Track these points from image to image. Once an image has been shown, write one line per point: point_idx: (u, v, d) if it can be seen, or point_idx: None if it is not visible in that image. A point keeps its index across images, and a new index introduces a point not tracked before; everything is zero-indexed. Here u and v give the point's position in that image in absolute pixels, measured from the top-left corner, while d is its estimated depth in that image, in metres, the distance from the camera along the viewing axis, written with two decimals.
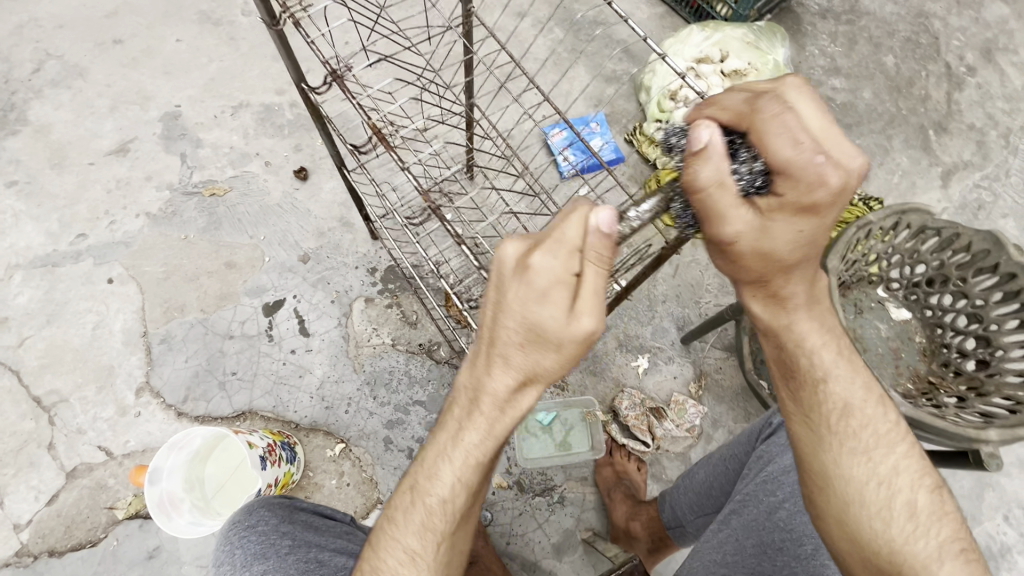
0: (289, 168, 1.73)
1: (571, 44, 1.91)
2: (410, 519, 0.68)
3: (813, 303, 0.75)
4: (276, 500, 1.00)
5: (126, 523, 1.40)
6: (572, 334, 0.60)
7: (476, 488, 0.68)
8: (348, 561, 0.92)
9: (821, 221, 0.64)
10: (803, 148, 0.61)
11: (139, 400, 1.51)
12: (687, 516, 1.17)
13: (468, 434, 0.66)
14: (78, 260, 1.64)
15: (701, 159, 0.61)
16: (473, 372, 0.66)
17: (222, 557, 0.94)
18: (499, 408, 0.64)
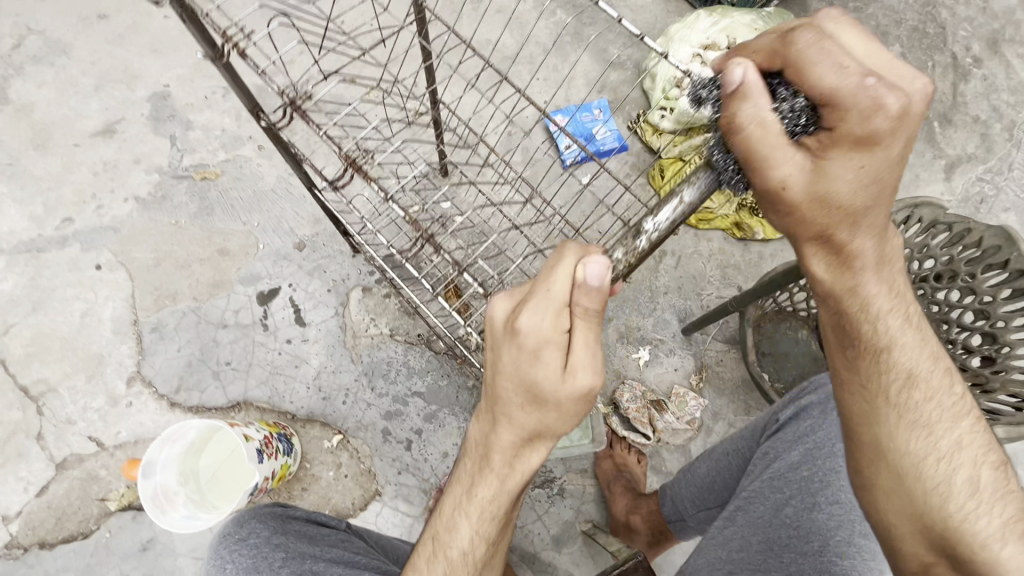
0: (283, 152, 1.67)
1: (574, 27, 1.86)
2: (433, 572, 0.71)
3: (883, 263, 0.69)
4: (267, 511, 0.97)
5: (118, 515, 1.38)
6: (567, 394, 0.64)
7: (494, 538, 0.71)
8: (344, 571, 0.88)
9: (879, 153, 0.59)
10: (851, 81, 0.57)
11: (131, 390, 1.48)
12: (688, 509, 1.12)
13: (481, 488, 0.70)
14: (65, 245, 1.59)
15: (741, 97, 0.59)
16: (484, 430, 0.70)
17: (212, 573, 0.91)
18: (508, 464, 0.68)
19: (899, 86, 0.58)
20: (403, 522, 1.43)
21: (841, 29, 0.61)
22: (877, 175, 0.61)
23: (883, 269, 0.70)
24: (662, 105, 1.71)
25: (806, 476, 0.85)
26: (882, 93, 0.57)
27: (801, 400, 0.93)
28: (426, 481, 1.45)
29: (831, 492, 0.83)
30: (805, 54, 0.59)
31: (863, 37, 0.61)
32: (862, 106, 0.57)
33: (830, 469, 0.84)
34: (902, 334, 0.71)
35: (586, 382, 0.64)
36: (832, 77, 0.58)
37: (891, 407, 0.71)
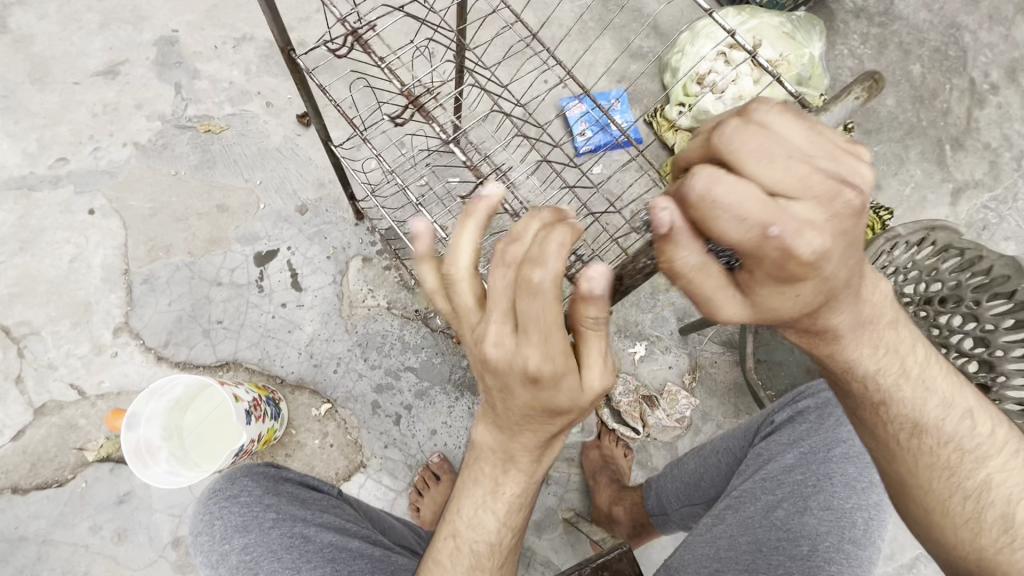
0: (292, 111, 1.63)
1: (599, 14, 1.82)
2: (459, 564, 0.72)
3: (864, 324, 0.65)
4: (260, 471, 1.03)
5: (96, 466, 1.35)
6: (585, 399, 0.59)
7: (519, 526, 0.73)
8: (332, 538, 0.94)
9: (820, 277, 0.54)
10: (752, 229, 0.49)
11: (116, 340, 1.44)
12: (672, 504, 1.09)
13: (508, 486, 0.70)
14: (57, 185, 1.54)
15: (673, 245, 0.52)
16: (500, 436, 0.67)
17: (201, 527, 0.98)
18: (535, 459, 0.68)
19: (810, 188, 0.50)
20: (385, 495, 1.42)
21: (768, 115, 0.51)
22: (830, 282, 0.55)
23: (868, 338, 0.66)
24: (681, 100, 1.69)
25: (799, 479, 0.87)
26: (819, 225, 0.50)
27: (798, 403, 0.95)
28: (412, 457, 1.44)
29: (822, 497, 0.85)
30: (705, 201, 0.49)
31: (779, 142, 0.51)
32: (783, 238, 0.50)
33: (823, 474, 0.86)
34: (909, 388, 0.69)
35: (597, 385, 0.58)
36: (780, 171, 0.50)
37: (896, 391, 0.69)
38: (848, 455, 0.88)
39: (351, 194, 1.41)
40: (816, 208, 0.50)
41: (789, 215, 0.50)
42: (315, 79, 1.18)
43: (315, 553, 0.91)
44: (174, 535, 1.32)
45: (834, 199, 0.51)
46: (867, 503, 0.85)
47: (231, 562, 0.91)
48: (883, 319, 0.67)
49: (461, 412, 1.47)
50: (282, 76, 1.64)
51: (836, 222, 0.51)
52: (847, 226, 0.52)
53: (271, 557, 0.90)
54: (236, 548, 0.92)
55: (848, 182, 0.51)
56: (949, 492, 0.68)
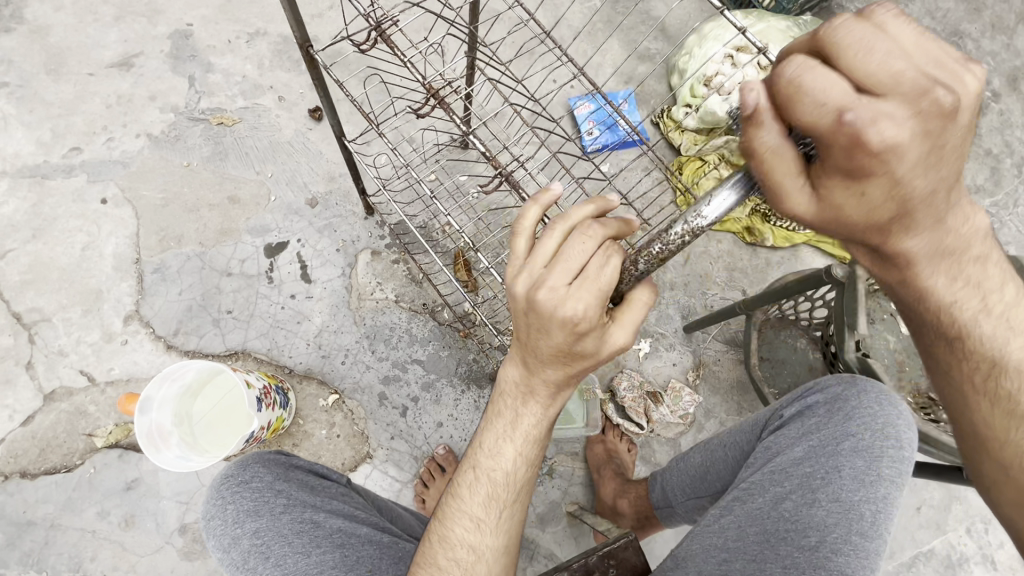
0: (304, 106, 1.64)
1: (608, 15, 1.85)
2: (477, 491, 0.77)
3: (942, 251, 0.61)
4: (270, 458, 1.04)
5: (104, 452, 1.36)
6: (607, 348, 0.66)
7: (534, 459, 0.78)
8: (342, 524, 0.96)
9: (892, 178, 0.49)
10: (829, 112, 0.45)
11: (127, 328, 1.46)
12: (677, 498, 1.11)
13: (525, 418, 0.75)
14: (70, 175, 1.55)
15: (757, 125, 0.48)
16: (523, 369, 0.72)
17: (212, 511, 0.98)
18: (551, 395, 0.73)
19: (905, 85, 0.46)
20: (391, 486, 1.43)
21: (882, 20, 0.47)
22: (905, 190, 0.51)
23: (951, 268, 0.64)
24: (687, 102, 1.71)
25: (807, 471, 0.88)
26: (899, 121, 0.46)
27: (806, 399, 0.97)
28: (417, 449, 1.45)
29: (831, 490, 0.85)
30: (795, 83, 0.46)
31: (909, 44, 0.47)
32: (859, 124, 0.46)
33: (831, 467, 0.87)
34: (989, 330, 0.69)
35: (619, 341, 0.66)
36: (877, 64, 0.46)
37: (975, 326, 0.69)
38: (858, 448, 0.88)
39: (362, 189, 1.43)
40: (904, 109, 0.47)
41: (875, 104, 0.46)
42: (333, 73, 1.20)
43: (325, 539, 0.92)
44: (181, 522, 1.33)
45: (938, 89, 0.47)
46: (876, 496, 0.85)
47: (244, 546, 0.92)
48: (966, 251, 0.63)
49: (467, 405, 1.48)
50: (294, 70, 1.66)
51: (923, 119, 0.47)
52: (958, 112, 0.48)
53: (281, 541, 0.91)
54: (249, 532, 0.93)
55: (945, 85, 0.47)
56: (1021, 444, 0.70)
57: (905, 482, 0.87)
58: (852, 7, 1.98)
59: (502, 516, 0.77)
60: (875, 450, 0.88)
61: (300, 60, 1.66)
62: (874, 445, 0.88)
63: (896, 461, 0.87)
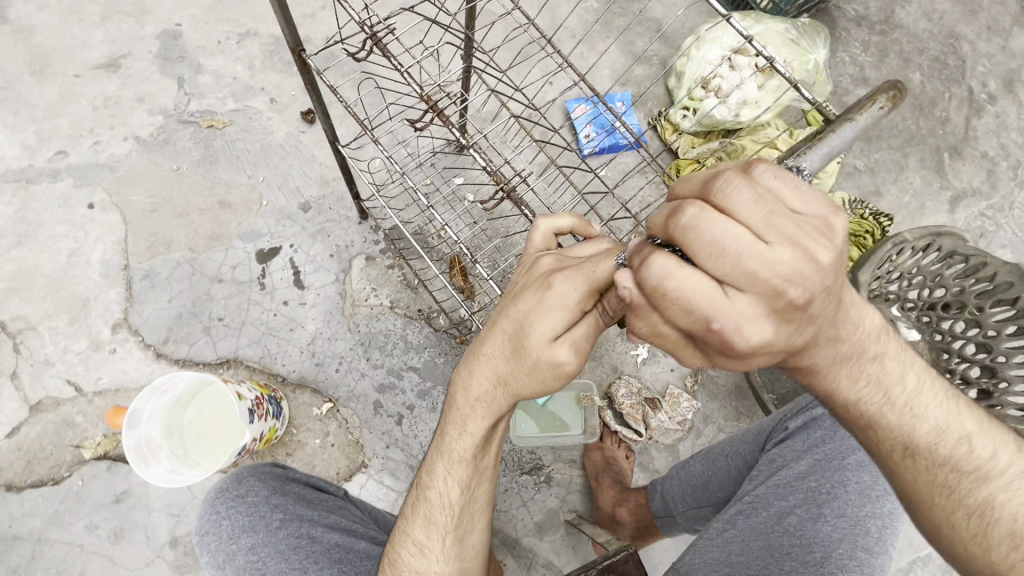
0: (296, 108, 1.61)
1: (604, 17, 1.83)
2: (417, 512, 0.75)
3: (846, 360, 0.58)
4: (266, 471, 1.01)
5: (93, 463, 1.33)
6: (546, 359, 0.61)
7: (468, 482, 0.73)
8: (340, 539, 0.94)
9: (766, 352, 0.50)
10: (695, 317, 0.48)
11: (115, 337, 1.42)
12: (678, 507, 1.09)
13: (452, 429, 0.72)
14: (56, 179, 1.52)
15: (637, 315, 0.53)
16: (462, 368, 0.71)
17: (207, 526, 0.97)
18: (475, 406, 0.69)
19: (777, 267, 0.46)
20: (387, 496, 1.41)
21: (738, 193, 0.47)
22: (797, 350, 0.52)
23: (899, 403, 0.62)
24: (685, 104, 1.69)
25: (813, 486, 0.86)
26: (753, 320, 0.48)
27: (813, 410, 0.93)
28: (413, 458, 1.43)
29: (837, 504, 0.84)
30: (663, 285, 0.48)
31: (767, 217, 0.47)
32: (726, 327, 0.47)
33: (837, 482, 0.86)
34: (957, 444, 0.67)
35: (565, 354, 0.61)
36: (732, 263, 0.47)
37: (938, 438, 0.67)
38: (865, 462, 0.86)
39: (357, 195, 1.41)
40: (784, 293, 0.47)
41: (748, 299, 0.47)
42: (326, 77, 1.17)
43: (322, 554, 0.91)
44: (172, 535, 1.30)
45: (797, 277, 0.47)
46: (882, 511, 0.84)
47: (238, 563, 0.92)
48: (866, 354, 0.59)
49: None
50: (286, 72, 1.63)
51: (779, 314, 0.48)
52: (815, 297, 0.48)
53: (278, 557, 0.90)
54: (244, 548, 0.92)
55: (795, 277, 0.47)
56: (952, 509, 0.60)
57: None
58: (850, 8, 1.97)
59: (440, 541, 0.74)
60: None
61: (292, 62, 1.63)
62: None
63: None
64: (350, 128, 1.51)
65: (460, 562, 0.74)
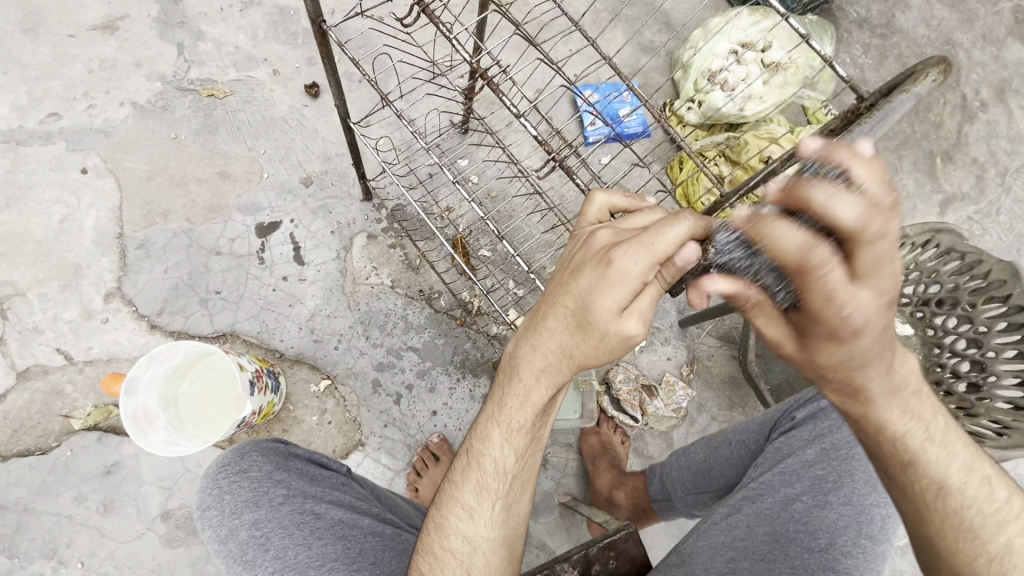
0: (300, 81, 1.58)
1: (613, 5, 1.82)
2: (467, 479, 0.74)
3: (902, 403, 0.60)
4: (269, 446, 1.01)
5: (82, 434, 1.30)
6: (614, 332, 0.62)
7: (525, 450, 0.73)
8: (343, 516, 0.94)
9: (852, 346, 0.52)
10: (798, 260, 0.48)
11: (107, 306, 1.39)
12: (677, 491, 1.11)
13: (509, 400, 0.71)
14: (48, 142, 1.47)
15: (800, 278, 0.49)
16: (521, 341, 0.70)
17: (208, 501, 0.96)
18: (537, 378, 0.69)
19: (883, 279, 0.47)
20: (383, 474, 1.41)
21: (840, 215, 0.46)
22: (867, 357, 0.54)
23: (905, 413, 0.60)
24: (691, 96, 1.69)
25: (820, 474, 0.90)
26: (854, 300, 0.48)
27: (820, 401, 0.98)
28: (411, 437, 1.43)
29: (842, 493, 0.88)
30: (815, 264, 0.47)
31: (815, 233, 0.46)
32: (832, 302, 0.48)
33: (843, 471, 0.90)
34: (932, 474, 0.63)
35: (634, 324, 0.62)
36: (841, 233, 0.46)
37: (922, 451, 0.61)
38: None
39: (362, 173, 1.39)
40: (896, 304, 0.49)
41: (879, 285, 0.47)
42: (344, 49, 1.17)
43: (326, 531, 0.90)
44: (163, 508, 1.28)
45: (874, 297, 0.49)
46: (886, 501, 0.88)
47: (242, 537, 0.90)
48: (909, 388, 0.60)
49: (462, 394, 1.46)
50: (291, 43, 1.59)
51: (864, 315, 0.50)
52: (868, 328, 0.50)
53: (282, 533, 0.89)
54: (246, 523, 0.91)
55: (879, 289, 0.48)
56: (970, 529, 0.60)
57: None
58: (852, 10, 2.00)
59: (488, 507, 0.74)
60: None
61: (297, 33, 1.59)
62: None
63: None
64: (356, 103, 1.49)
65: (507, 529, 0.75)
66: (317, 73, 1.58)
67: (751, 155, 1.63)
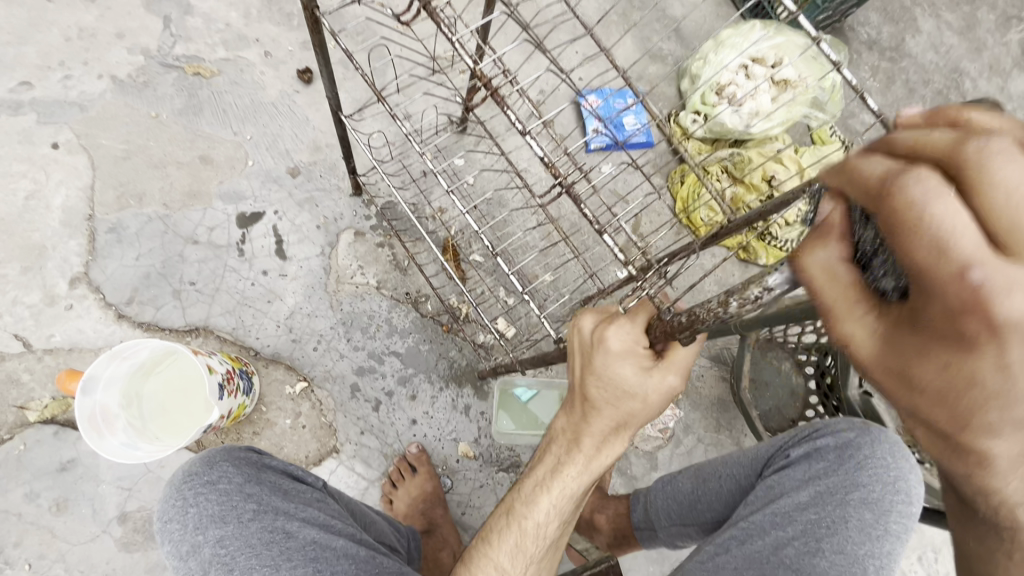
0: (293, 65, 1.50)
1: (623, 9, 1.77)
2: (505, 539, 0.70)
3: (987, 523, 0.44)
4: (240, 456, 0.95)
5: (38, 427, 1.23)
6: (654, 391, 0.64)
7: (568, 516, 0.72)
8: (317, 535, 0.87)
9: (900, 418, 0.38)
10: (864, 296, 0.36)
11: (72, 292, 1.31)
12: (661, 521, 1.08)
13: (568, 469, 0.69)
14: (18, 112, 1.38)
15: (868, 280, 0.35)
16: (578, 413, 0.69)
17: (171, 512, 0.88)
18: (599, 447, 0.68)
19: (930, 364, 0.33)
20: (357, 483, 1.35)
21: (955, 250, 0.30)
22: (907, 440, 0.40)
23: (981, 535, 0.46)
24: (696, 109, 1.64)
25: (812, 518, 0.86)
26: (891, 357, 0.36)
27: (816, 441, 0.95)
28: (388, 446, 1.37)
29: (836, 540, 0.84)
30: (921, 205, 0.30)
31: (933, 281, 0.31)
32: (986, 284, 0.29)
33: (838, 517, 0.86)
34: None
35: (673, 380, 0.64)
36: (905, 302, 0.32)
37: None
38: (867, 500, 0.87)
39: (352, 168, 1.32)
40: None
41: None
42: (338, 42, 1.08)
43: (296, 552, 0.84)
44: (121, 510, 1.21)
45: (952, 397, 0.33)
46: (880, 551, 0.84)
47: (204, 555, 0.84)
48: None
49: (444, 403, 1.40)
50: (285, 25, 1.51)
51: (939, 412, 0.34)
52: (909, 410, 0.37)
53: (248, 553, 0.83)
54: (211, 540, 0.85)
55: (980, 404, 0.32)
56: None
57: (909, 538, 0.87)
58: (862, 31, 1.96)
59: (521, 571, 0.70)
60: (884, 503, 0.87)
61: (292, 15, 1.51)
62: (883, 499, 0.88)
63: (903, 516, 0.87)
64: (350, 94, 1.43)
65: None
66: (311, 59, 1.50)
67: (753, 172, 1.58)
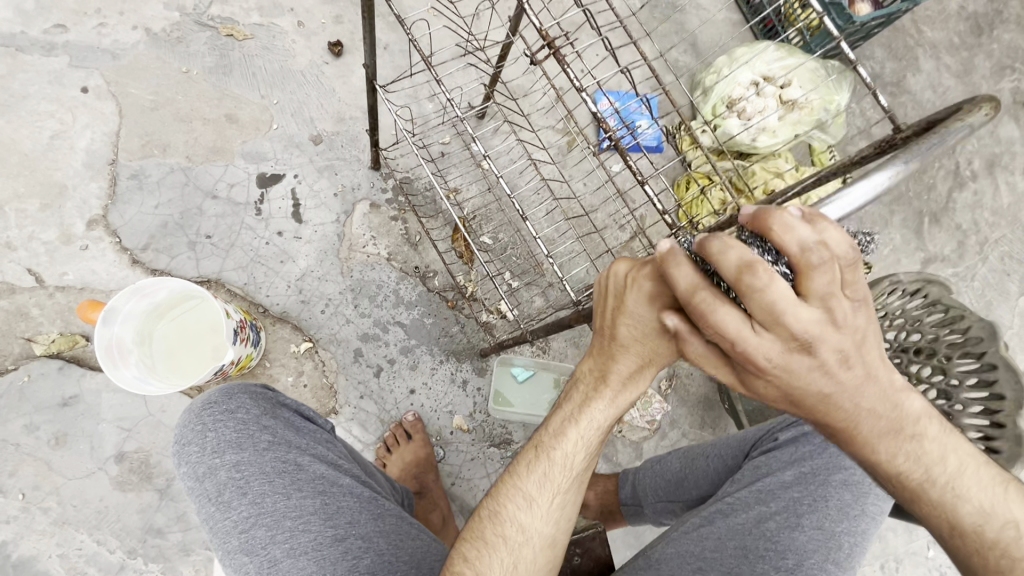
0: (324, 37, 1.53)
1: (646, 19, 1.85)
2: (533, 471, 0.76)
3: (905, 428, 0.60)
4: (258, 390, 0.97)
5: (43, 361, 1.25)
6: None
7: (593, 448, 0.77)
8: (326, 470, 0.90)
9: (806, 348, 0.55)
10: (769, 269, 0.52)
11: (89, 234, 1.33)
12: (647, 497, 1.13)
13: (594, 404, 0.75)
14: (51, 53, 1.40)
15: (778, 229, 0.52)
16: (603, 352, 0.74)
17: (188, 436, 0.91)
18: (623, 384, 0.74)
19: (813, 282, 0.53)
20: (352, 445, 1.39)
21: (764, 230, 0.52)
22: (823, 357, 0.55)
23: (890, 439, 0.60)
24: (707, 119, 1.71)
25: (796, 496, 0.92)
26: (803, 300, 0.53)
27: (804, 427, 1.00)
28: (386, 412, 1.40)
29: (815, 517, 0.90)
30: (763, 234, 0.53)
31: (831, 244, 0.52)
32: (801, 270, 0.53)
33: (819, 496, 0.92)
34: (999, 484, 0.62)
35: None
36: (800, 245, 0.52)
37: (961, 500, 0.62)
38: (847, 482, 0.93)
39: (377, 142, 1.37)
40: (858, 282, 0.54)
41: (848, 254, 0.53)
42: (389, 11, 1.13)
43: (306, 483, 0.88)
44: (118, 450, 1.23)
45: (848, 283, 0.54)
46: (855, 530, 0.91)
47: (219, 478, 0.87)
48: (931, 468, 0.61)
49: (443, 376, 1.44)
50: None
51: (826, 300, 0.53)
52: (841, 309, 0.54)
53: (261, 479, 0.87)
54: (228, 464, 0.88)
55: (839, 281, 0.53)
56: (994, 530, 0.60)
57: (882, 519, 0.94)
58: (866, 65, 2.07)
59: (549, 500, 0.76)
60: (863, 486, 0.93)
61: None
62: (863, 482, 0.94)
63: (879, 500, 0.94)
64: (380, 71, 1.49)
65: (561, 521, 0.77)
66: (343, 33, 1.54)
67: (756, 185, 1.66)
